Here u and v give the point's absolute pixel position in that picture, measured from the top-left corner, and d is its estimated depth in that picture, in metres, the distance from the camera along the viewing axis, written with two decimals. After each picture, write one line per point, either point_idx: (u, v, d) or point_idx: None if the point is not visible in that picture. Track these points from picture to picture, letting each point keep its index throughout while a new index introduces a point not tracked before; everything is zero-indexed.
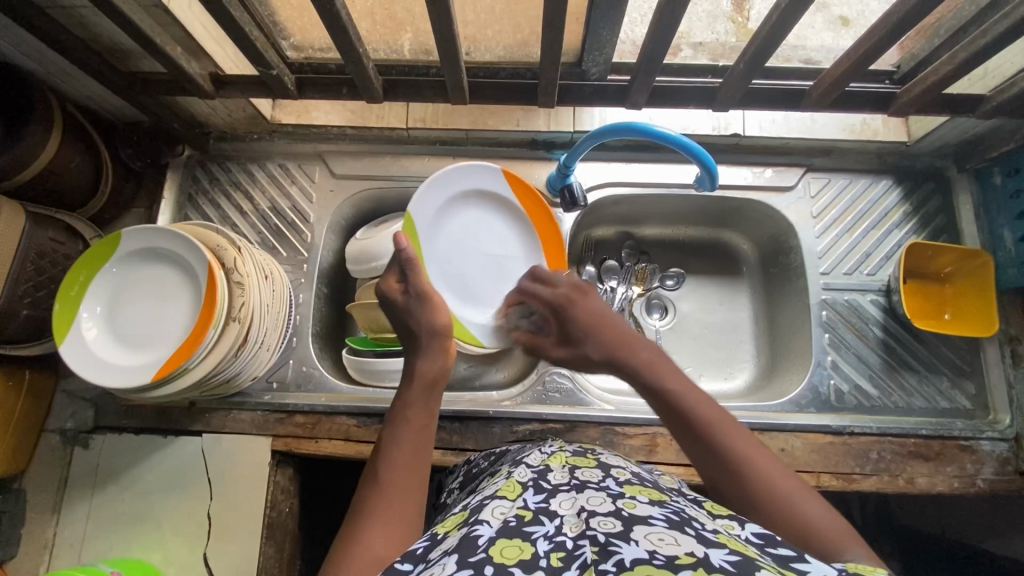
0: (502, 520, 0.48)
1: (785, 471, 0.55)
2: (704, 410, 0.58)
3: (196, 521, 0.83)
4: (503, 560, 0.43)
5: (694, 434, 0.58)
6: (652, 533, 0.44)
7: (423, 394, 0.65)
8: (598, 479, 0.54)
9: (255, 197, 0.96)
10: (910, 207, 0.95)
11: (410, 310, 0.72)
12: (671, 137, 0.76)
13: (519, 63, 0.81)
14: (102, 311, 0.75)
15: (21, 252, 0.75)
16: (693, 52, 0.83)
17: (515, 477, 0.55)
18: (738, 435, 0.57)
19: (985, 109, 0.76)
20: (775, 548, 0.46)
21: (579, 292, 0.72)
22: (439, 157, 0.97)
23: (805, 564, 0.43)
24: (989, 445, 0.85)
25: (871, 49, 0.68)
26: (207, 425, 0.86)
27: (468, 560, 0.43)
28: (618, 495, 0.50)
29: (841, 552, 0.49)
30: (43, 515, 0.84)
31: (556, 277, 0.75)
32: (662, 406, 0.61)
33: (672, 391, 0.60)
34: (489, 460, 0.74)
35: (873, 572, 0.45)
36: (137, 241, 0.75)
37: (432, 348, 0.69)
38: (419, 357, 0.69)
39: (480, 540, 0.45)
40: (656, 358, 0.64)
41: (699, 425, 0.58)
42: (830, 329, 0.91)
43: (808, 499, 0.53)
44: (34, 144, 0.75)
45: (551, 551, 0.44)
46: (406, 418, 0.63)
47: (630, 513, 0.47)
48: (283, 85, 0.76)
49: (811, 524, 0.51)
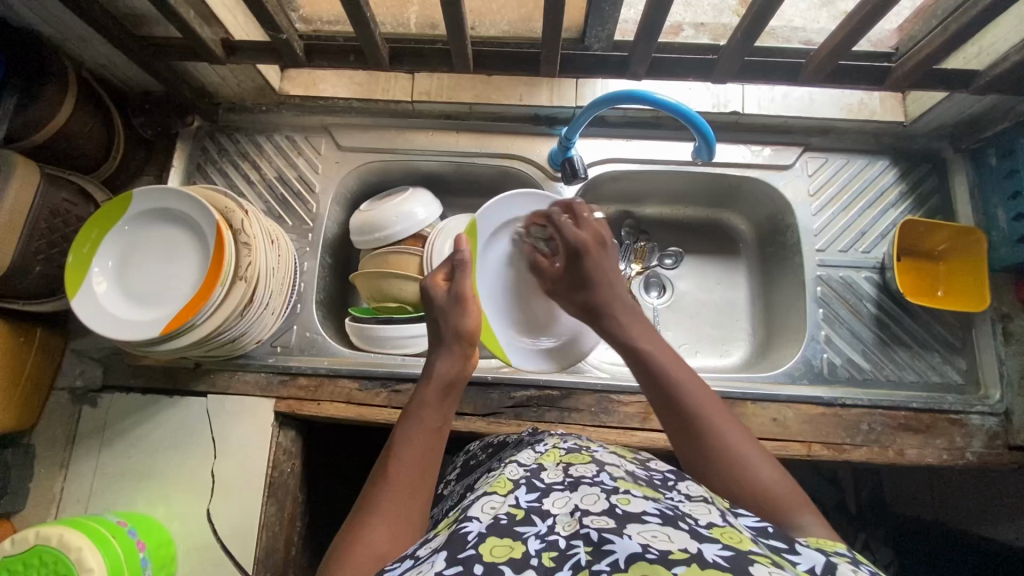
0: (492, 517, 0.50)
1: (757, 451, 0.59)
2: (676, 371, 0.65)
3: (200, 478, 0.85)
4: (493, 559, 0.45)
5: (677, 414, 0.62)
6: (645, 530, 0.45)
7: (441, 395, 0.67)
8: (592, 474, 0.56)
9: (262, 167, 0.98)
10: (905, 187, 0.96)
11: (445, 309, 0.74)
12: (672, 105, 0.78)
13: (523, 37, 0.83)
14: (113, 266, 0.77)
15: (36, 208, 0.78)
16: (693, 31, 0.87)
17: (507, 474, 0.58)
18: (707, 400, 0.62)
19: (979, 84, 0.78)
20: (768, 539, 0.49)
21: (597, 244, 0.80)
22: (443, 132, 0.99)
23: (796, 555, 0.46)
24: (978, 419, 0.86)
25: (865, 18, 0.70)
26: (212, 386, 0.88)
27: (457, 557, 0.46)
28: (612, 490, 0.52)
29: (791, 516, 0.54)
30: (52, 470, 0.86)
31: (585, 217, 0.82)
32: (652, 386, 0.65)
33: (648, 352, 0.67)
34: (487, 453, 0.78)
35: (834, 547, 0.50)
36: (151, 203, 0.77)
37: (450, 351, 0.72)
38: (439, 357, 0.71)
39: (469, 537, 0.48)
40: (656, 344, 0.68)
41: (671, 385, 0.63)
42: (824, 304, 0.93)
43: (771, 473, 0.57)
44: (49, 105, 0.78)
45: (542, 550, 0.46)
46: (420, 416, 0.65)
47: (624, 510, 0.49)
48: (292, 51, 0.78)
49: (761, 486, 0.56)
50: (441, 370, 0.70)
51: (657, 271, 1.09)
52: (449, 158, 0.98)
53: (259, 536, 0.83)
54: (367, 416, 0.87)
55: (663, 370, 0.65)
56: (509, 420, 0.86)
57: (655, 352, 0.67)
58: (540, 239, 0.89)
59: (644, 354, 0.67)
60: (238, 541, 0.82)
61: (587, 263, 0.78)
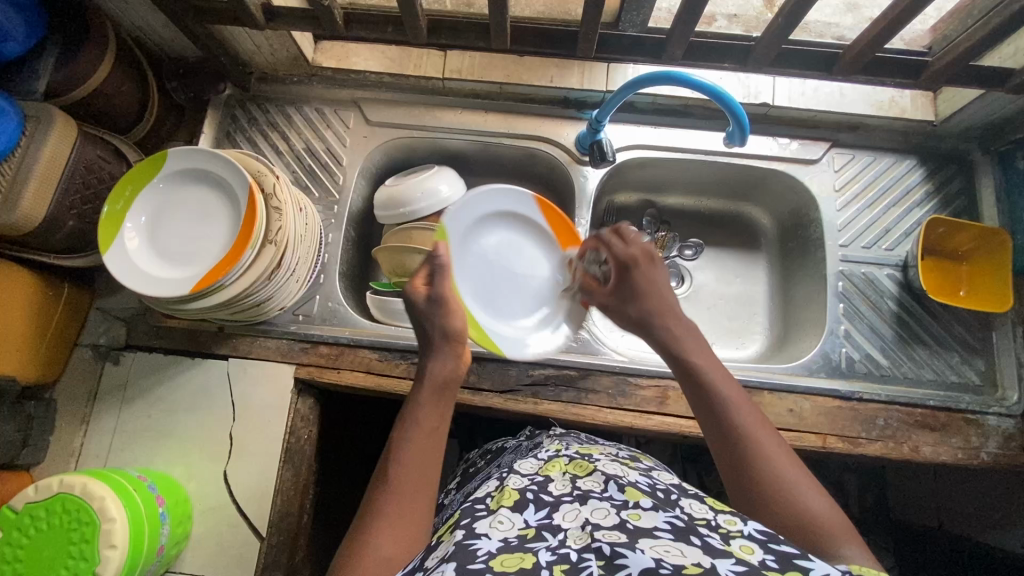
0: (503, 537, 0.51)
1: (811, 484, 0.56)
2: (725, 388, 0.62)
3: (219, 441, 0.86)
4: (504, 569, 0.46)
5: (720, 427, 0.60)
6: (658, 545, 0.46)
7: (435, 396, 0.63)
8: (600, 488, 0.57)
9: (291, 137, 0.98)
10: (931, 186, 0.96)
11: (428, 314, 0.67)
12: (709, 86, 0.78)
13: (558, 19, 0.84)
14: (146, 221, 0.78)
15: (72, 163, 0.79)
16: (727, 22, 0.89)
17: (512, 486, 0.59)
18: (752, 418, 0.60)
19: (1014, 83, 0.78)
20: (776, 544, 0.48)
21: (648, 260, 0.71)
22: (472, 111, 0.99)
23: (809, 561, 0.45)
24: (994, 420, 0.86)
25: (902, 12, 0.71)
26: (233, 349, 0.89)
27: (467, 567, 0.46)
28: (622, 505, 0.53)
29: (841, 552, 0.52)
30: (73, 425, 0.87)
31: (632, 235, 0.73)
32: (705, 408, 0.62)
33: (696, 366, 0.64)
34: (485, 460, 0.84)
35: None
36: (183, 162, 0.78)
37: (446, 349, 0.66)
38: (432, 356, 0.66)
39: (479, 553, 0.48)
40: (710, 361, 0.65)
41: (719, 399, 0.61)
42: (845, 299, 0.93)
43: (824, 505, 0.55)
44: (87, 64, 0.79)
45: (553, 563, 0.46)
46: (417, 419, 0.62)
47: (635, 526, 0.50)
48: (332, 19, 0.78)
49: (809, 513, 0.54)
50: (433, 369, 0.65)
51: (676, 262, 1.09)
52: (476, 138, 0.99)
53: (274, 501, 0.84)
54: (387, 386, 0.87)
55: (713, 385, 0.62)
56: (527, 399, 0.87)
57: (709, 368, 0.64)
58: (592, 263, 0.80)
59: (695, 368, 0.64)
60: (254, 504, 0.83)
61: (636, 278, 0.70)
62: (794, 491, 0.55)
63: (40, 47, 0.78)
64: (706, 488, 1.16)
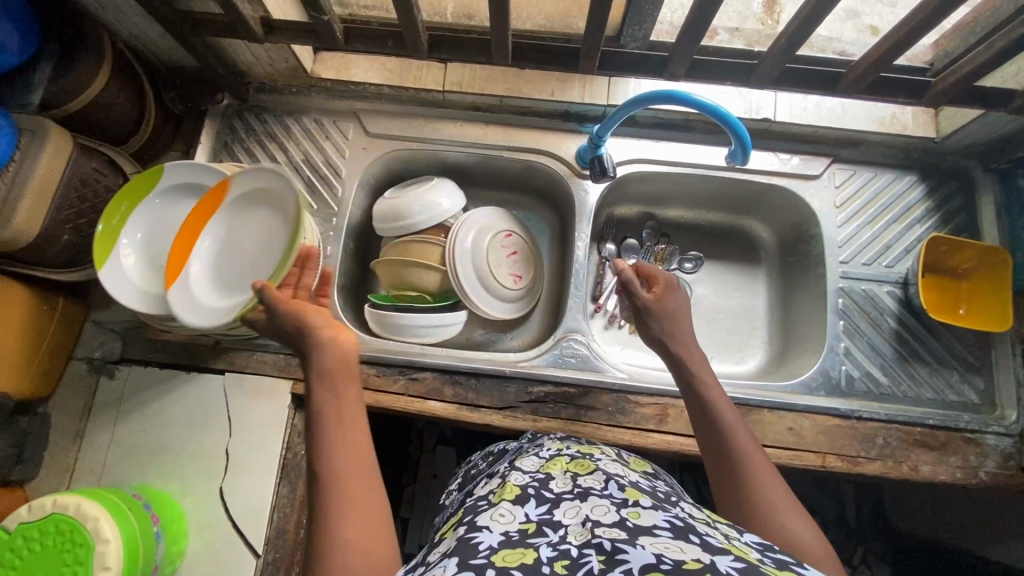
0: (505, 531, 0.50)
1: (800, 515, 0.55)
2: (724, 412, 0.63)
3: (214, 455, 0.85)
4: (506, 564, 0.45)
5: (716, 448, 0.61)
6: (658, 542, 0.46)
7: (330, 384, 0.59)
8: (601, 485, 0.56)
9: (289, 148, 0.97)
10: (932, 204, 0.96)
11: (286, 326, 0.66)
12: (709, 104, 0.78)
13: (559, 32, 0.84)
14: (140, 238, 0.80)
15: (68, 177, 0.78)
16: (729, 35, 0.89)
17: (514, 481, 0.59)
18: (747, 442, 0.60)
19: (1016, 105, 0.78)
20: (775, 554, 0.47)
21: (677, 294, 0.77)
22: (472, 123, 0.98)
23: (805, 569, 0.44)
24: (993, 439, 0.86)
25: (907, 32, 0.70)
26: (230, 364, 0.88)
27: (470, 563, 0.45)
28: (622, 502, 0.53)
29: None
30: (66, 440, 0.86)
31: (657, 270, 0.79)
32: (704, 429, 0.63)
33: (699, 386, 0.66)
34: (488, 460, 0.82)
35: None
36: (178, 177, 0.81)
37: (321, 342, 0.62)
38: (313, 353, 0.62)
39: (481, 547, 0.47)
40: (714, 383, 0.66)
41: (716, 421, 0.62)
42: (845, 316, 0.93)
43: (813, 536, 0.53)
44: (83, 76, 0.79)
45: (554, 558, 0.46)
46: (323, 409, 0.57)
47: (635, 523, 0.49)
48: (331, 33, 0.77)
49: (795, 542, 0.53)
50: (317, 361, 0.61)
51: (676, 274, 1.08)
52: (475, 150, 0.98)
53: (270, 518, 0.83)
54: (384, 403, 0.86)
55: (713, 407, 0.63)
56: (525, 416, 0.86)
57: (712, 389, 0.65)
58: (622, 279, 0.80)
59: (697, 388, 0.66)
60: (250, 521, 0.83)
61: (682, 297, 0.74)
62: (782, 520, 0.54)
63: (35, 59, 0.76)
64: (705, 501, 1.16)
